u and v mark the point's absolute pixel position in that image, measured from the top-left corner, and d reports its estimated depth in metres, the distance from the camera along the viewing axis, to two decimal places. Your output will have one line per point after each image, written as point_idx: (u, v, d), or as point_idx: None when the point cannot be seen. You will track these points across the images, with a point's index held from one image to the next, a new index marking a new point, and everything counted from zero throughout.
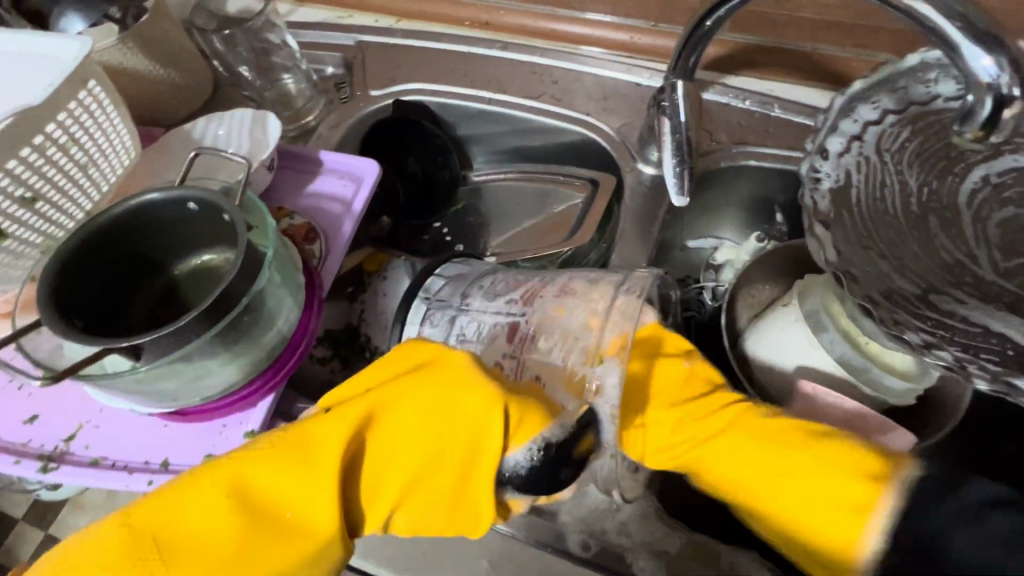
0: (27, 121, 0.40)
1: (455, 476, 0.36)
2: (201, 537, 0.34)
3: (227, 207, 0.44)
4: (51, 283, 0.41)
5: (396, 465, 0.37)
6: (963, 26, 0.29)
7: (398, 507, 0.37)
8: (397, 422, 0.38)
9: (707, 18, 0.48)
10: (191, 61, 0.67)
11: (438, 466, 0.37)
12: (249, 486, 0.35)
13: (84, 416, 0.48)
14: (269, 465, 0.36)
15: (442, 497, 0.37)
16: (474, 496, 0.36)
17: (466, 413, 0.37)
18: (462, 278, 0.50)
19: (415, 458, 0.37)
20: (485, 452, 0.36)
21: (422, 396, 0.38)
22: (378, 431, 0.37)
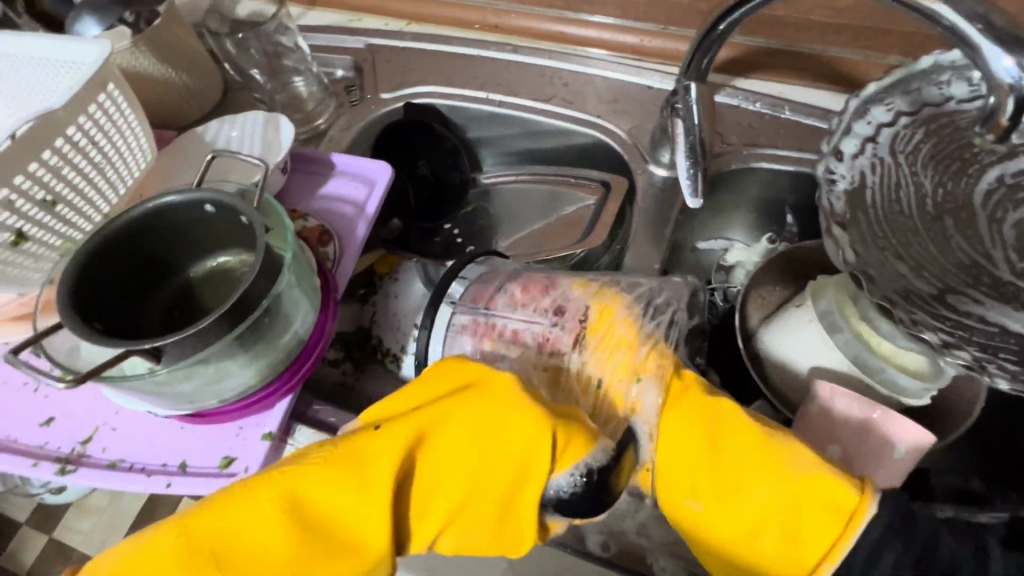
0: (48, 124, 0.40)
1: (502, 498, 0.37)
2: (253, 555, 0.34)
3: (246, 210, 0.44)
4: (71, 286, 0.41)
5: (444, 486, 0.37)
6: (985, 29, 0.30)
7: (445, 529, 0.37)
8: (448, 441, 0.38)
9: (721, 21, 0.48)
10: (203, 65, 0.67)
11: (484, 488, 0.37)
12: (303, 501, 0.36)
13: (100, 419, 0.48)
14: (321, 482, 0.36)
15: (488, 518, 0.37)
16: (520, 516, 0.37)
17: (515, 436, 0.37)
18: (485, 280, 0.49)
19: (462, 480, 0.37)
20: (534, 476, 0.36)
21: (474, 416, 0.38)
22: (427, 451, 0.38)
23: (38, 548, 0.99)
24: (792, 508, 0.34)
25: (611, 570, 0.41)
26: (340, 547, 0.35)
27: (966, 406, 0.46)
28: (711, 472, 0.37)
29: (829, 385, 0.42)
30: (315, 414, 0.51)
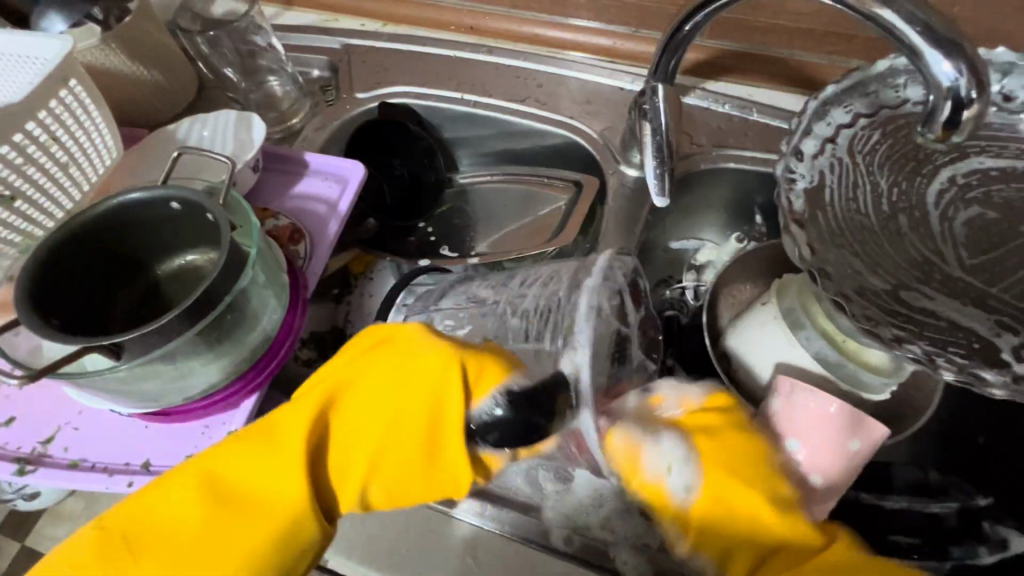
0: (7, 119, 0.39)
1: (421, 442, 0.38)
2: (186, 525, 0.37)
3: (211, 207, 0.44)
4: (29, 283, 0.40)
5: (361, 438, 0.39)
6: (924, 32, 0.31)
7: (371, 478, 0.38)
8: (359, 397, 0.40)
9: (686, 22, 0.49)
10: (175, 63, 0.67)
11: (399, 437, 0.38)
12: (223, 475, 0.38)
13: (63, 418, 0.47)
14: (238, 455, 0.38)
15: (412, 465, 0.38)
16: (444, 462, 0.38)
17: (420, 378, 0.39)
18: (432, 290, 0.53)
19: (378, 428, 0.39)
20: (445, 416, 0.38)
21: (381, 371, 0.40)
22: (341, 408, 0.40)
23: (7, 558, 0.96)
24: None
25: (574, 565, 0.41)
26: (268, 508, 0.37)
27: (923, 400, 0.47)
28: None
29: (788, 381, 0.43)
30: None
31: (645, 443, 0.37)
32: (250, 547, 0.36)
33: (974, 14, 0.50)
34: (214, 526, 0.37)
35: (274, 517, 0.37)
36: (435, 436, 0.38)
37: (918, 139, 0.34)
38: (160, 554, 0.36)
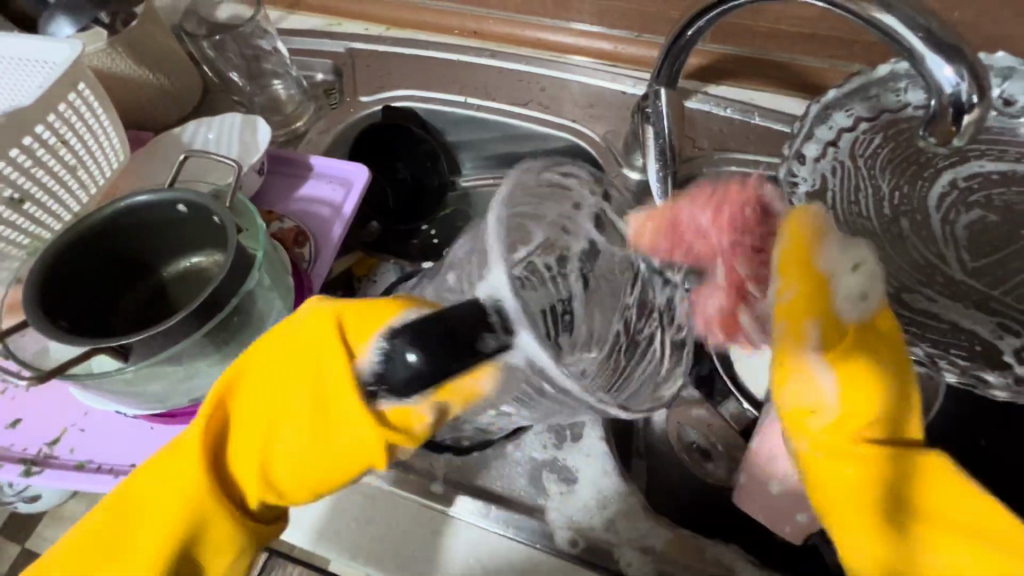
0: (17, 122, 0.40)
1: (318, 417, 0.33)
2: (107, 539, 0.35)
3: (217, 210, 0.44)
4: (37, 284, 0.41)
5: (260, 422, 0.35)
6: (926, 37, 0.31)
7: (281, 454, 0.35)
8: (257, 377, 0.36)
9: (688, 28, 0.50)
10: (181, 67, 0.67)
11: (298, 416, 0.34)
12: (135, 488, 0.36)
13: (68, 420, 0.48)
14: (146, 464, 0.36)
15: (317, 446, 0.34)
16: (347, 438, 0.33)
17: (306, 346, 0.35)
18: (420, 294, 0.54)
19: (274, 409, 0.35)
20: (335, 380, 0.33)
21: (274, 346, 0.36)
22: (240, 394, 0.36)
23: (9, 559, 0.97)
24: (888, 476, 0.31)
25: (578, 566, 0.41)
26: (177, 515, 0.34)
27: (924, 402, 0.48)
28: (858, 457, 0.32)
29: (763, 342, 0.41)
30: None
31: (829, 246, 0.31)
32: (167, 555, 0.34)
33: (974, 20, 0.50)
34: (134, 536, 0.35)
35: (183, 520, 0.34)
36: (334, 410, 0.33)
37: (921, 142, 0.34)
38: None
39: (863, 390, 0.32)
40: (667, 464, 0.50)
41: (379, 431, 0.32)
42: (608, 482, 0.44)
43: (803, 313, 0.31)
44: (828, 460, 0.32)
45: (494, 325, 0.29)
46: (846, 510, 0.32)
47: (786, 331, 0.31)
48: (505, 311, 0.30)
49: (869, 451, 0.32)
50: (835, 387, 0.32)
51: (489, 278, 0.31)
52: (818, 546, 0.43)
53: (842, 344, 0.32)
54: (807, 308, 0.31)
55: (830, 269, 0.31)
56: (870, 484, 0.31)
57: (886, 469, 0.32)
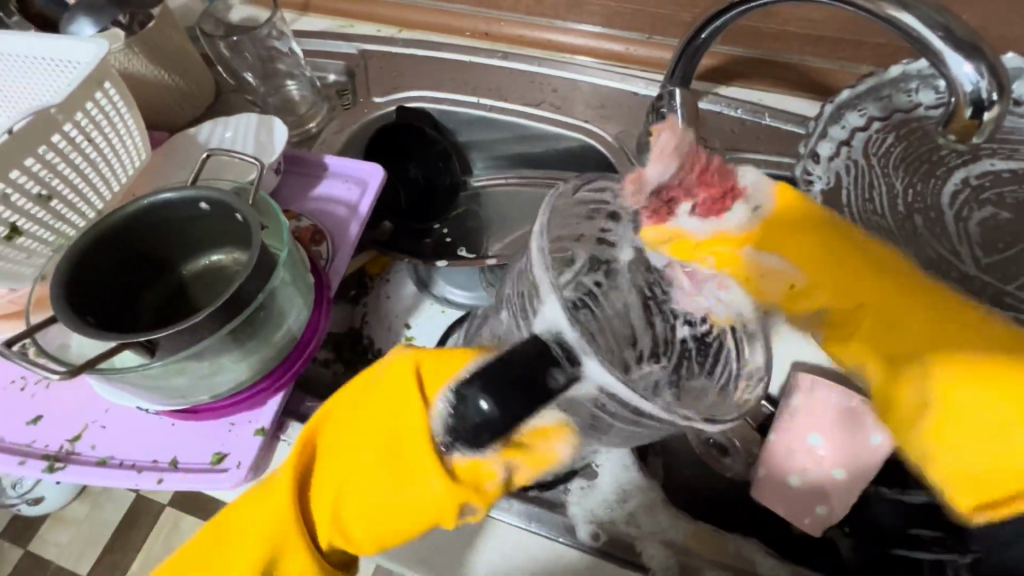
0: (46, 120, 0.40)
1: (397, 459, 0.36)
2: (207, 558, 0.40)
3: (240, 207, 0.45)
4: (64, 281, 0.41)
5: (345, 460, 0.39)
6: (945, 36, 0.33)
7: (362, 494, 0.37)
8: (346, 420, 0.40)
9: (703, 30, 0.51)
10: (194, 68, 0.68)
11: (381, 458, 0.37)
12: (236, 517, 0.40)
13: (89, 416, 0.48)
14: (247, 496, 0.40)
15: (394, 490, 0.36)
16: (423, 487, 0.35)
17: (390, 393, 0.38)
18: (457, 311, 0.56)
19: (359, 451, 0.38)
20: (416, 428, 0.35)
21: (363, 392, 0.40)
22: (333, 435, 0.40)
23: (8, 565, 0.96)
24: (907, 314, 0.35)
25: (601, 559, 0.42)
26: (268, 544, 0.38)
27: None
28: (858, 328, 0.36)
29: (808, 376, 0.43)
30: (308, 410, 0.50)
31: (744, 203, 0.37)
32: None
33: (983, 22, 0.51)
34: (226, 558, 0.39)
35: (268, 546, 0.38)
36: (414, 458, 0.35)
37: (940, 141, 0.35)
38: None
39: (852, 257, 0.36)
40: (684, 458, 0.50)
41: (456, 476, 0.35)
42: (629, 477, 0.45)
43: (750, 237, 0.37)
44: (839, 329, 0.38)
45: (558, 359, 0.30)
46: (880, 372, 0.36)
47: (726, 256, 0.37)
48: (567, 344, 0.31)
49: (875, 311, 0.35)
50: (806, 270, 0.37)
51: (548, 315, 0.33)
52: (834, 539, 0.45)
53: (811, 230, 0.37)
54: (730, 240, 0.37)
55: (733, 211, 0.37)
56: (883, 329, 0.35)
57: (888, 318, 0.35)
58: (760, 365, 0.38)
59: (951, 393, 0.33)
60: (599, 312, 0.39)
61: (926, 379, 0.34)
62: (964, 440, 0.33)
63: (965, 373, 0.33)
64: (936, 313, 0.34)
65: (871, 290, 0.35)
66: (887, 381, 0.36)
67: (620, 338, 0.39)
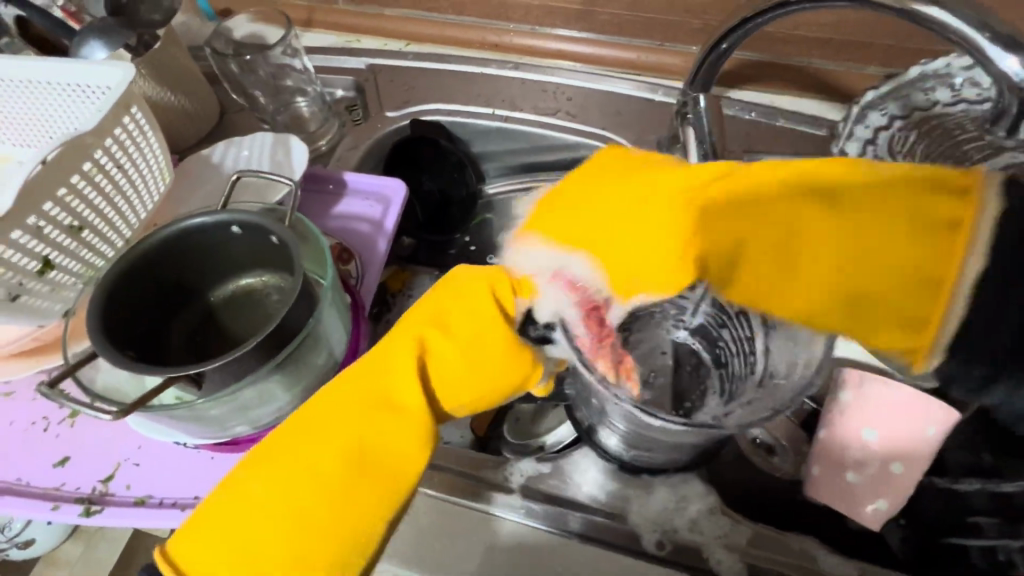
0: (77, 149, 0.38)
1: (478, 359, 0.40)
2: (297, 455, 0.37)
3: (278, 229, 0.43)
4: (99, 314, 0.39)
5: (445, 351, 0.40)
6: (991, 37, 0.34)
7: (461, 390, 0.40)
8: (441, 321, 0.41)
9: (725, 40, 0.52)
10: (198, 87, 0.67)
11: (457, 341, 0.40)
12: (326, 420, 0.38)
13: (122, 454, 0.46)
14: (341, 402, 0.38)
15: (468, 370, 0.40)
16: (501, 366, 0.40)
17: (472, 306, 0.41)
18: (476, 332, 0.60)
19: (434, 340, 0.40)
20: (494, 327, 0.40)
21: (456, 305, 0.42)
22: (428, 334, 0.40)
23: None
24: (713, 220, 0.35)
25: (668, 568, 0.41)
26: (367, 433, 0.37)
27: None
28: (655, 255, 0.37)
29: (857, 371, 0.44)
30: None
31: (560, 301, 0.41)
32: (352, 472, 0.36)
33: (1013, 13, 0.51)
34: (315, 464, 0.36)
35: (366, 448, 0.37)
36: (482, 339, 0.40)
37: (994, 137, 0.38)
38: (286, 503, 0.35)
39: (679, 223, 0.36)
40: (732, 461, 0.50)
41: (528, 358, 0.41)
42: (685, 482, 0.45)
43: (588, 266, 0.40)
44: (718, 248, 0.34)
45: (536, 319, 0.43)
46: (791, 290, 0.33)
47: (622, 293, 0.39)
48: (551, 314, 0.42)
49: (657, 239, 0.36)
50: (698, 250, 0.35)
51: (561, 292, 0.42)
52: (885, 532, 0.46)
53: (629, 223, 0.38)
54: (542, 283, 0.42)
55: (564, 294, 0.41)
56: (780, 244, 0.33)
57: (743, 222, 0.34)
58: (785, 395, 0.38)
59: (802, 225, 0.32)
60: (724, 349, 0.48)
61: (791, 219, 0.32)
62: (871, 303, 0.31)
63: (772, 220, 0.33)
64: (784, 210, 0.32)
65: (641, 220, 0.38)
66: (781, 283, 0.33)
67: (737, 371, 0.47)
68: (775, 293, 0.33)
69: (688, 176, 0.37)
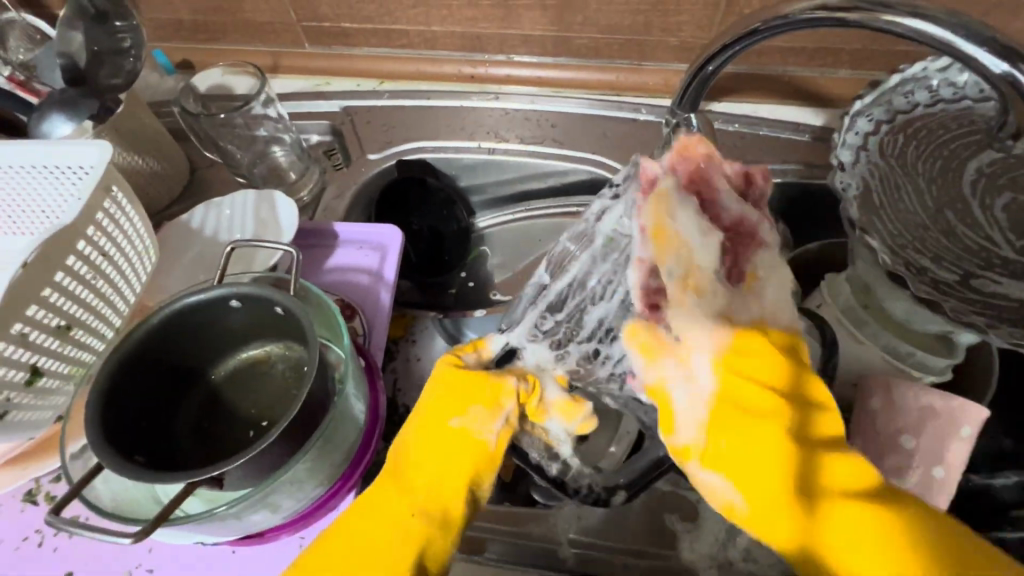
0: (57, 245, 0.36)
1: (459, 443, 0.38)
2: None
3: (283, 299, 0.40)
4: (99, 418, 0.36)
5: (430, 446, 0.38)
6: (993, 49, 0.34)
7: (455, 485, 0.37)
8: (427, 419, 0.40)
9: (710, 63, 0.51)
10: (166, 147, 0.64)
11: (438, 449, 0.38)
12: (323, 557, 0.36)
13: (132, 562, 0.42)
14: (341, 536, 0.36)
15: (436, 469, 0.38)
16: (476, 440, 0.38)
17: (444, 390, 0.40)
18: None
19: (416, 459, 0.39)
20: (461, 385, 0.40)
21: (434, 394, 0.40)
22: (417, 444, 0.39)
23: None
24: (822, 527, 0.31)
25: None
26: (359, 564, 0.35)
27: (985, 370, 0.49)
28: (876, 550, 0.29)
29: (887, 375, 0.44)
30: None
31: (699, 292, 0.34)
32: None
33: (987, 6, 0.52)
34: None
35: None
36: (456, 423, 0.39)
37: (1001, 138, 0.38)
38: None
39: (751, 430, 0.33)
40: None
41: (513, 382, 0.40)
42: None
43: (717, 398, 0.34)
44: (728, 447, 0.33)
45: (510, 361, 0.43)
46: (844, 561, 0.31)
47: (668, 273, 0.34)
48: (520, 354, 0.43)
49: (786, 471, 0.32)
50: (739, 481, 0.33)
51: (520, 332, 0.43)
52: None
53: (734, 421, 0.34)
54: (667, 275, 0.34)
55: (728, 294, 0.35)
56: (784, 521, 0.32)
57: (805, 525, 0.31)
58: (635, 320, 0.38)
59: (865, 513, 0.30)
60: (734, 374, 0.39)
61: (830, 550, 0.31)
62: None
63: (893, 519, 0.30)
64: (840, 533, 0.30)
65: (773, 473, 0.32)
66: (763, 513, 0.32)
67: None
68: (802, 541, 0.31)
69: (789, 464, 0.33)
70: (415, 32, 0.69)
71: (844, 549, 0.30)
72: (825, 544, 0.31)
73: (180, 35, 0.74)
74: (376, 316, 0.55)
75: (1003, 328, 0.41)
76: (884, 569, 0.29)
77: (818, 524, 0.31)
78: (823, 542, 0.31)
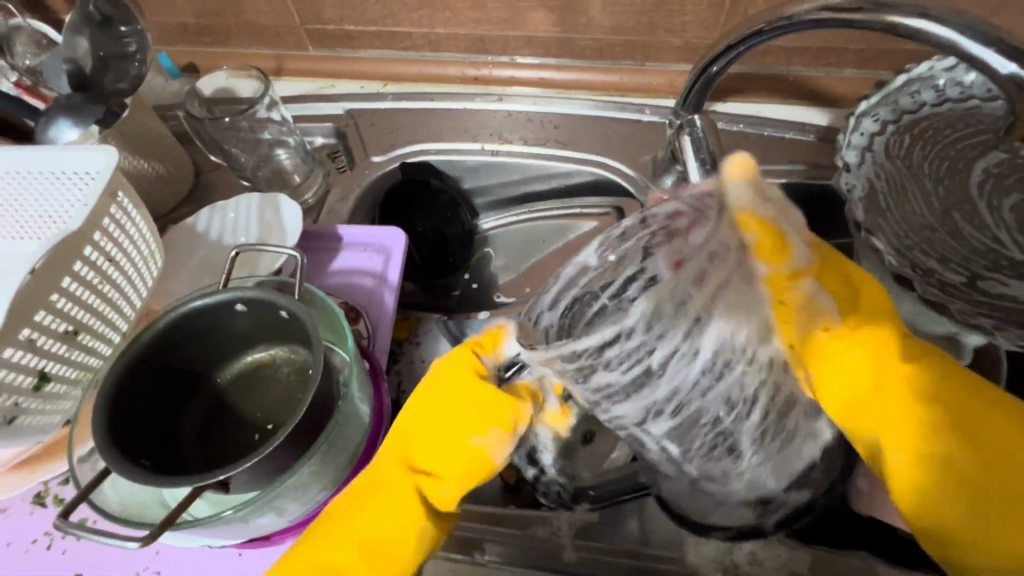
0: (63, 251, 0.36)
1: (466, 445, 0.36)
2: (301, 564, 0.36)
3: (287, 303, 0.40)
4: (106, 423, 0.37)
5: (439, 440, 0.37)
6: (1000, 51, 0.34)
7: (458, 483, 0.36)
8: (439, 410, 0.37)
9: (714, 63, 0.51)
10: (172, 150, 0.64)
11: (445, 445, 0.36)
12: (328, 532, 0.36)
13: (139, 564, 0.42)
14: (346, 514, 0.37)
15: (435, 477, 0.36)
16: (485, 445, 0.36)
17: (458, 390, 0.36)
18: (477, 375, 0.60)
19: (418, 457, 0.38)
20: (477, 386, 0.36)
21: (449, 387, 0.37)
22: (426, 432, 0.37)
23: None
24: (888, 385, 0.31)
25: None
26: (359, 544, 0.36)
27: (993, 372, 0.48)
28: (897, 416, 0.30)
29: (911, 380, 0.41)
30: None
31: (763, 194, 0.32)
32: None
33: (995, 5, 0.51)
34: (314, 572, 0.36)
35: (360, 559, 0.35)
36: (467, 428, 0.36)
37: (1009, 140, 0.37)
38: None
39: (852, 290, 0.34)
40: None
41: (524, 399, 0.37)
42: None
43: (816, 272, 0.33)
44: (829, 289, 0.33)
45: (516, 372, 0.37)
46: (856, 405, 0.32)
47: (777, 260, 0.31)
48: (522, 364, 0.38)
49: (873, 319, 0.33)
50: (841, 331, 0.32)
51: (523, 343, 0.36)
52: None
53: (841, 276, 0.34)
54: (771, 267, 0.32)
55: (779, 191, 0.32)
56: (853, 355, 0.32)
57: (874, 376, 0.31)
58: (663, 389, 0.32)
59: (935, 385, 0.30)
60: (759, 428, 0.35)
61: (893, 399, 0.31)
62: (901, 458, 0.30)
63: (969, 397, 0.30)
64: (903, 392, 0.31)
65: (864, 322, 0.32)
66: (842, 359, 0.32)
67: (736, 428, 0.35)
68: (852, 395, 0.32)
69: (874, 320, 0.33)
70: (419, 34, 0.69)
71: (883, 411, 0.31)
72: (875, 408, 0.31)
73: (185, 38, 0.75)
74: (380, 319, 0.55)
75: (1011, 330, 0.40)
76: (928, 418, 0.30)
77: (880, 379, 0.31)
78: (872, 408, 0.31)
